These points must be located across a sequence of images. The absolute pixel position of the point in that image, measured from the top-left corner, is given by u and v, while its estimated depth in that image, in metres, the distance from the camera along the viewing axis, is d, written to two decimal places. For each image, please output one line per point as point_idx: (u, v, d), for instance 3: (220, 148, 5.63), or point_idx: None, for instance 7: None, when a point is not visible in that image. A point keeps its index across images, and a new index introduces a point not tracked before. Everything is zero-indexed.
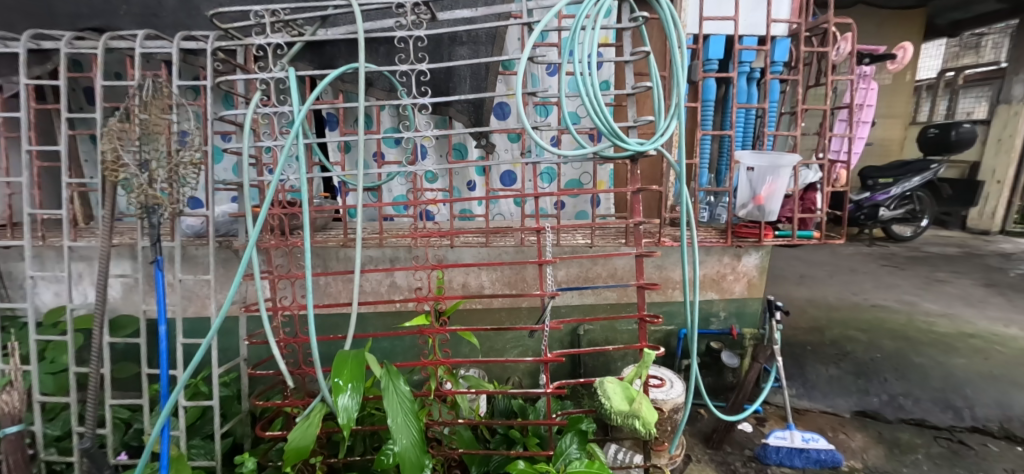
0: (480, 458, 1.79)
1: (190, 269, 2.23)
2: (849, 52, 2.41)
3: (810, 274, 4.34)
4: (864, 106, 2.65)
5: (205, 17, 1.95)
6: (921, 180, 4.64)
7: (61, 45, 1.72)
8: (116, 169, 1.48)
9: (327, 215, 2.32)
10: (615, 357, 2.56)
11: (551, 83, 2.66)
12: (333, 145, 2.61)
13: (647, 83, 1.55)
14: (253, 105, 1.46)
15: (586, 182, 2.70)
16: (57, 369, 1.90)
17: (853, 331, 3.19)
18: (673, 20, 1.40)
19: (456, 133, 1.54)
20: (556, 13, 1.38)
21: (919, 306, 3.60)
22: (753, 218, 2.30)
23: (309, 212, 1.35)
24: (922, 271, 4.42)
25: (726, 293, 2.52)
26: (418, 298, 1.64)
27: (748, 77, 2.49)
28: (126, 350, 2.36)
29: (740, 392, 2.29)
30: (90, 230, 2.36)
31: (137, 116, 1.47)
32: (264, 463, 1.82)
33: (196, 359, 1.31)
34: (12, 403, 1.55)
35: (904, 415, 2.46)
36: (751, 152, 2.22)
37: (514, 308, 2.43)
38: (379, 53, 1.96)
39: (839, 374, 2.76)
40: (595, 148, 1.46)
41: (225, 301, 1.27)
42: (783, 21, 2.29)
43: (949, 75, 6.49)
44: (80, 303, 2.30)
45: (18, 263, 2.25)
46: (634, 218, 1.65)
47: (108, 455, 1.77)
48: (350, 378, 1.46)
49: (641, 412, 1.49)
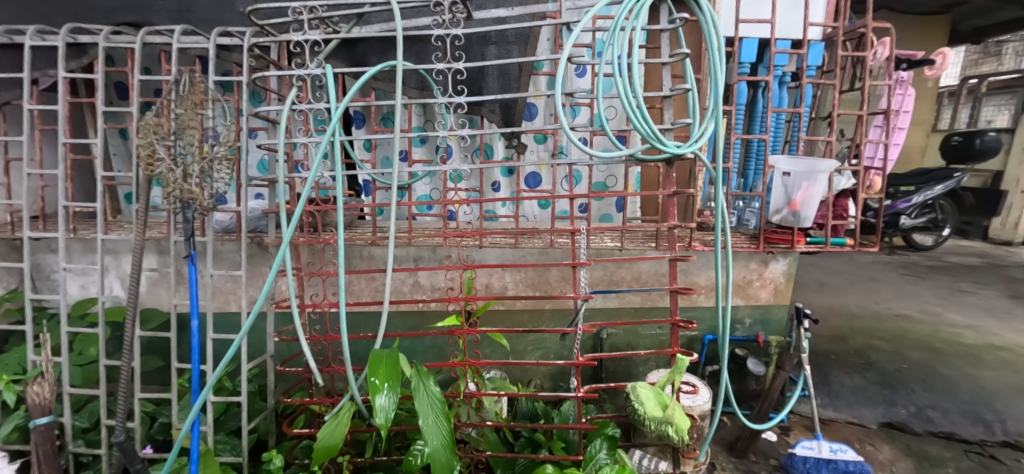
0: (505, 461, 1.78)
1: (218, 265, 2.23)
2: (887, 58, 2.36)
3: (829, 282, 4.30)
4: (900, 112, 2.60)
5: (239, 13, 1.95)
6: (943, 187, 4.48)
7: (99, 39, 1.73)
8: (152, 163, 1.49)
9: (354, 213, 2.32)
10: (637, 362, 2.53)
11: (580, 84, 2.65)
12: (360, 144, 2.59)
13: (684, 85, 1.53)
14: (289, 102, 1.46)
15: (612, 185, 2.67)
16: (85, 361, 1.90)
17: (877, 341, 3.14)
18: (713, 23, 1.38)
19: (489, 133, 1.54)
20: (593, 15, 1.37)
21: (943, 317, 3.54)
22: (787, 224, 2.28)
23: (343, 209, 1.34)
24: (945, 281, 4.35)
25: (752, 299, 2.48)
26: (449, 299, 1.63)
27: (780, 82, 2.45)
28: (151, 344, 2.37)
29: (764, 401, 2.26)
30: (120, 225, 2.37)
31: (172, 112, 1.49)
32: (289, 461, 1.82)
33: (229, 355, 1.33)
34: (42, 395, 1.59)
35: (933, 428, 2.42)
36: (786, 157, 2.23)
37: (537, 310, 2.41)
38: (411, 51, 1.95)
39: (863, 384, 2.72)
40: (630, 150, 1.42)
41: (258, 298, 1.28)
42: (820, 24, 2.26)
43: (971, 82, 6.39)
44: (108, 296, 2.30)
45: (47, 256, 2.26)
46: (667, 221, 1.64)
47: (136, 447, 1.77)
48: (386, 378, 1.44)
49: (675, 418, 1.47)
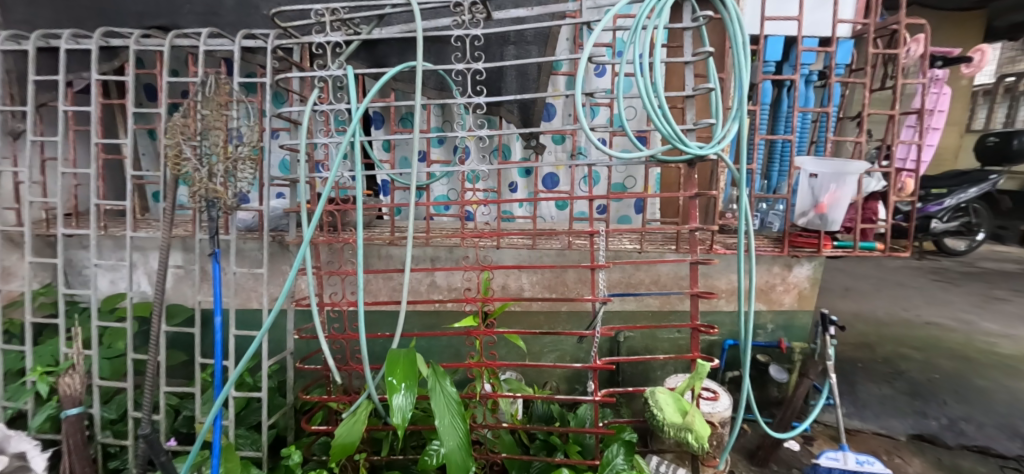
0: (520, 463, 1.78)
1: (241, 263, 2.28)
2: (921, 55, 2.28)
3: (855, 287, 4.18)
4: (935, 111, 2.51)
5: (263, 15, 1.99)
6: (978, 190, 4.25)
7: (131, 42, 1.77)
8: (179, 163, 1.52)
9: (373, 213, 2.34)
10: (655, 366, 2.49)
11: (600, 84, 2.62)
12: (379, 144, 2.61)
13: (708, 84, 1.50)
14: (311, 103, 1.48)
15: (630, 186, 2.64)
16: (114, 355, 1.95)
17: (906, 349, 3.04)
18: (738, 21, 1.35)
19: (507, 134, 1.53)
20: (614, 13, 1.35)
21: (977, 325, 3.41)
22: (812, 227, 2.22)
23: (362, 209, 1.35)
24: (979, 288, 4.20)
25: (775, 304, 2.42)
26: (466, 299, 1.63)
27: (806, 81, 2.40)
28: (176, 339, 2.43)
29: (787, 409, 2.21)
30: (149, 222, 2.44)
31: (199, 113, 1.52)
32: (307, 457, 1.85)
33: (251, 351, 1.36)
34: (74, 386, 1.64)
35: (966, 442, 2.33)
36: (813, 158, 2.17)
37: (553, 312, 2.39)
38: (430, 52, 1.96)
39: (892, 394, 2.63)
40: (651, 150, 1.40)
41: (279, 296, 1.31)
42: (849, 21, 2.20)
43: (1008, 80, 6.09)
44: (136, 292, 2.36)
45: (79, 252, 2.33)
46: (688, 223, 1.61)
47: (161, 439, 1.82)
48: (403, 378, 1.45)
49: (695, 425, 1.44)
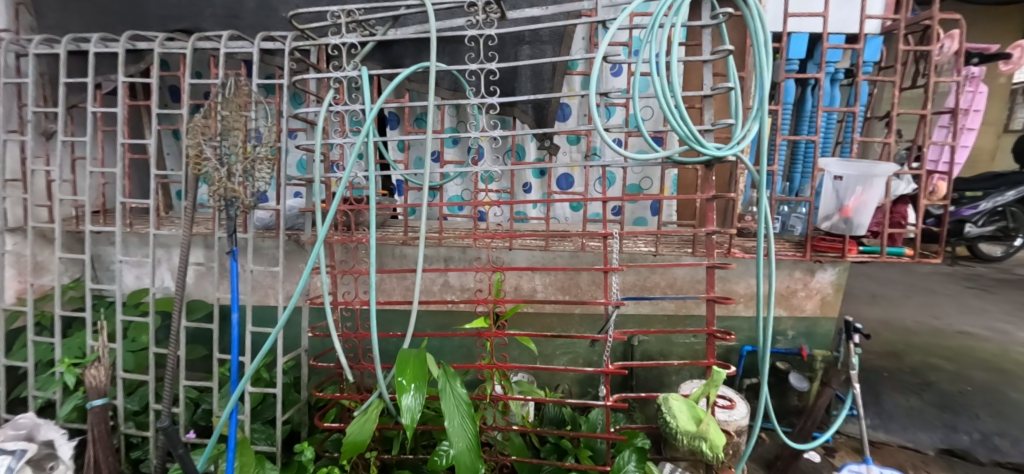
0: (530, 466, 1.77)
1: (258, 261, 2.33)
2: (955, 52, 2.18)
3: (883, 294, 4.04)
4: (970, 111, 2.40)
5: (282, 17, 2.03)
6: (1017, 194, 4.15)
7: (155, 45, 1.81)
8: (199, 162, 1.55)
9: (386, 213, 2.36)
10: (670, 371, 2.45)
11: (616, 83, 2.59)
12: (394, 144, 2.63)
13: (726, 83, 1.45)
14: (326, 103, 1.49)
15: (646, 187, 2.60)
16: (137, 347, 2.02)
17: (936, 359, 2.92)
18: (758, 18, 1.31)
19: (521, 134, 1.51)
20: (630, 12, 1.31)
21: (1015, 336, 3.25)
22: (837, 232, 2.14)
23: (374, 210, 1.36)
24: (1016, 296, 4.01)
25: (796, 310, 2.35)
26: (477, 300, 1.61)
27: (832, 79, 2.33)
28: (197, 334, 2.50)
29: (807, 418, 2.15)
30: (172, 220, 2.50)
31: (219, 114, 1.54)
32: (320, 453, 1.87)
33: (265, 347, 1.38)
34: (98, 378, 1.70)
35: (1000, 458, 2.22)
36: (837, 160, 2.09)
37: (567, 314, 2.37)
38: (444, 52, 1.98)
39: (920, 405, 2.53)
40: (667, 152, 1.37)
41: (293, 293, 1.32)
42: (878, 18, 2.12)
43: None
44: (159, 287, 2.44)
45: (107, 248, 2.42)
46: (705, 226, 1.57)
47: (180, 432, 1.87)
48: (414, 378, 1.46)
49: (709, 433, 1.40)
